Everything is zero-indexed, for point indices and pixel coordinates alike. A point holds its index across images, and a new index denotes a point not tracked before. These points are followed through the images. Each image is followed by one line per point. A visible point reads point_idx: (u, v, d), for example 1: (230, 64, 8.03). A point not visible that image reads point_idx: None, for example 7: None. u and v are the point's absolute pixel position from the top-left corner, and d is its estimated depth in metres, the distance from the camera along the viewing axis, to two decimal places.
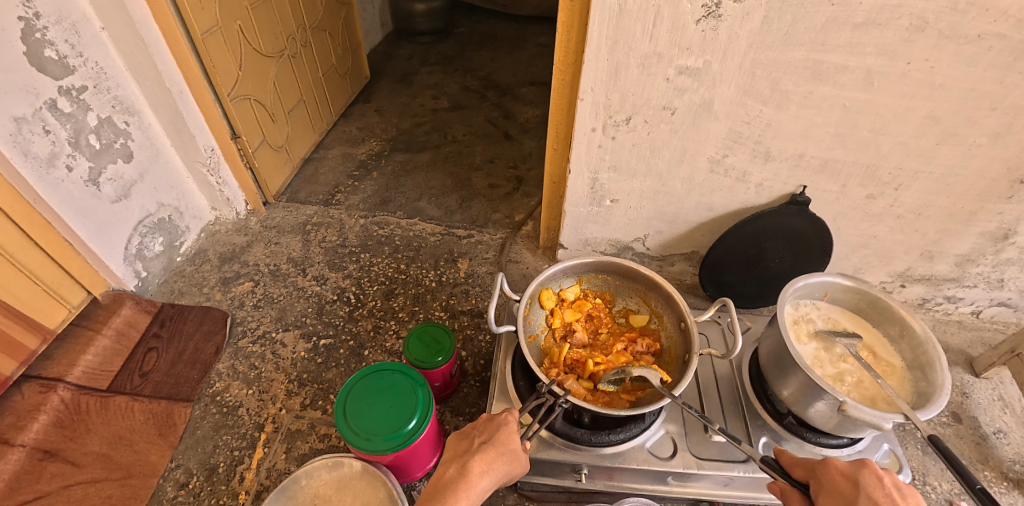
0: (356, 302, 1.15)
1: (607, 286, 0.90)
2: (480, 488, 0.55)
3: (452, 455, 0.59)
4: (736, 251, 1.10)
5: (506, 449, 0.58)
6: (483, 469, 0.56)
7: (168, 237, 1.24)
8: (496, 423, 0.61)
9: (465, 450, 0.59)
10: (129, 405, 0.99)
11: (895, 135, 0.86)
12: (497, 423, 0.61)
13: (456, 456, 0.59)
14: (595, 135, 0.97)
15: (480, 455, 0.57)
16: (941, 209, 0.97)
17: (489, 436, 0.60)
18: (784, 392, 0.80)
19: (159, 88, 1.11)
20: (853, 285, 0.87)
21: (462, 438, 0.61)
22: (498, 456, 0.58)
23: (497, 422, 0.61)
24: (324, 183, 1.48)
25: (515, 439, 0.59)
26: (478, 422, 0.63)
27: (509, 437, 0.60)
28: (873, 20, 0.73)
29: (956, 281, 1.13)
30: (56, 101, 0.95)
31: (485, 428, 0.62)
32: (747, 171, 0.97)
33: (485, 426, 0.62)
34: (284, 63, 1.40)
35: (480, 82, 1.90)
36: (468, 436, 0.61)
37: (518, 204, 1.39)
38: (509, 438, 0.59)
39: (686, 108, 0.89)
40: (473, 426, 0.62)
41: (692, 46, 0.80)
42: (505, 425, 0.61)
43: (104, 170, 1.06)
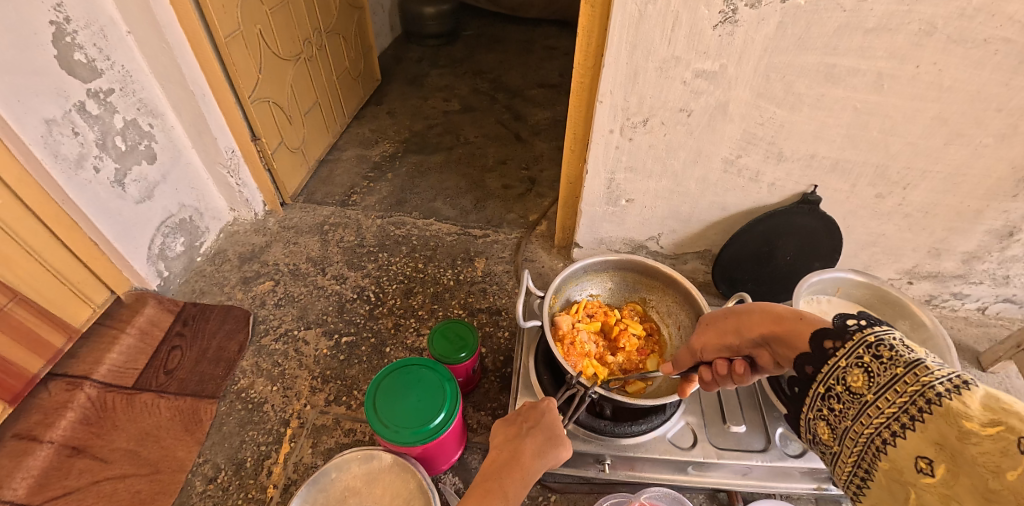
0: (376, 300, 1.17)
1: (629, 281, 0.91)
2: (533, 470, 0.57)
3: (503, 439, 0.60)
4: (749, 250, 1.13)
5: (555, 433, 0.60)
6: (535, 452, 0.58)
7: (189, 237, 1.26)
8: (541, 410, 0.63)
9: (515, 434, 0.61)
10: (156, 402, 1.01)
11: (905, 135, 0.89)
12: (542, 409, 0.63)
13: (506, 439, 0.60)
14: (613, 136, 0.99)
15: (531, 440, 0.59)
16: (949, 207, 1.00)
17: (536, 421, 0.62)
18: None
19: (182, 90, 1.13)
20: (865, 281, 0.90)
21: (509, 423, 0.63)
22: (546, 440, 0.59)
23: (541, 409, 0.63)
24: (339, 184, 1.50)
25: (561, 425, 0.61)
26: (522, 408, 0.65)
27: (555, 423, 0.62)
28: (884, 25, 0.75)
29: (962, 278, 1.16)
30: (84, 103, 0.97)
31: (530, 414, 0.63)
32: (760, 171, 1.00)
33: (529, 412, 0.64)
34: (300, 65, 1.42)
35: (490, 85, 1.93)
36: (515, 422, 0.63)
37: (532, 204, 1.42)
38: (556, 423, 0.61)
39: (702, 110, 0.91)
40: (518, 412, 0.64)
41: (709, 50, 0.83)
42: (550, 411, 0.63)
43: (128, 171, 1.08)
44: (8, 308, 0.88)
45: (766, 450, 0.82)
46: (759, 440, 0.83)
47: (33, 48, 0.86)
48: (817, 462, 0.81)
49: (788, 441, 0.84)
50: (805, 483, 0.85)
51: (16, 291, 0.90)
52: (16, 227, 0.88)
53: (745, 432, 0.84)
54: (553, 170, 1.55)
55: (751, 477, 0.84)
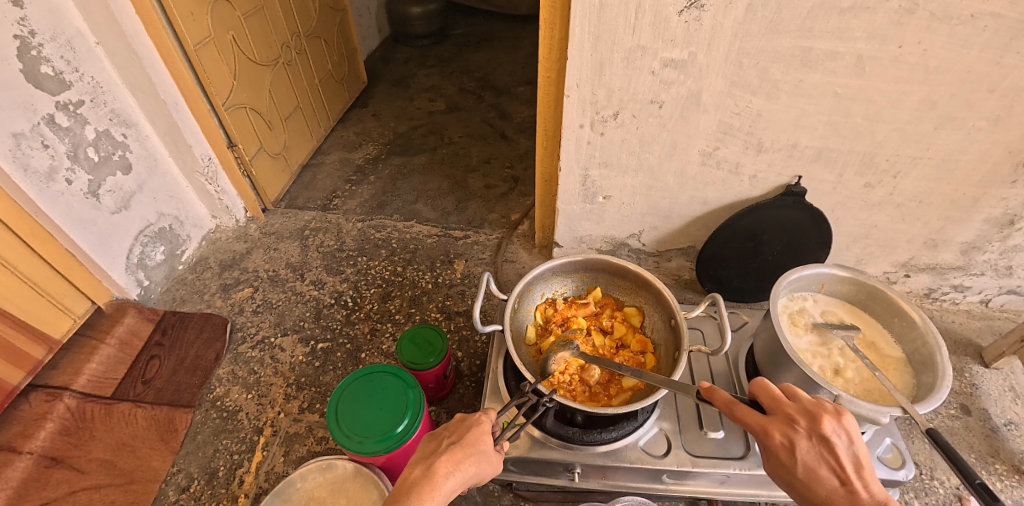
0: (353, 305, 1.16)
1: (593, 283, 0.87)
2: (446, 491, 0.54)
3: (420, 456, 0.58)
4: (733, 246, 1.08)
5: (475, 449, 0.58)
6: (450, 470, 0.55)
7: (169, 246, 1.26)
8: (468, 424, 0.61)
9: (433, 451, 0.58)
10: (133, 411, 1.01)
11: (892, 120, 0.84)
12: (468, 423, 0.61)
13: (422, 457, 0.58)
14: (584, 131, 0.95)
15: (447, 456, 0.56)
16: (942, 195, 0.95)
17: (459, 436, 0.59)
18: (782, 387, 0.78)
19: (155, 99, 1.13)
20: (850, 276, 0.83)
21: (432, 439, 0.61)
22: (465, 456, 0.57)
23: (469, 423, 0.61)
24: (322, 188, 1.49)
25: (486, 440, 0.59)
26: (450, 423, 0.63)
27: (479, 438, 0.59)
28: (860, 4, 0.71)
29: (961, 269, 1.11)
30: (54, 116, 0.97)
31: (456, 429, 0.61)
32: (739, 162, 0.95)
33: (456, 427, 0.61)
34: (279, 70, 1.42)
35: (477, 83, 1.90)
36: (438, 437, 0.61)
37: (515, 204, 1.39)
38: (480, 438, 0.59)
39: (673, 101, 0.87)
40: (445, 427, 0.62)
41: (676, 38, 0.79)
42: (476, 425, 0.60)
43: (103, 182, 1.08)
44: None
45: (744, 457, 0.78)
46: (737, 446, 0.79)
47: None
48: None
49: None
50: None
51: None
52: None
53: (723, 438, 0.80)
54: None
55: (730, 486, 0.79)
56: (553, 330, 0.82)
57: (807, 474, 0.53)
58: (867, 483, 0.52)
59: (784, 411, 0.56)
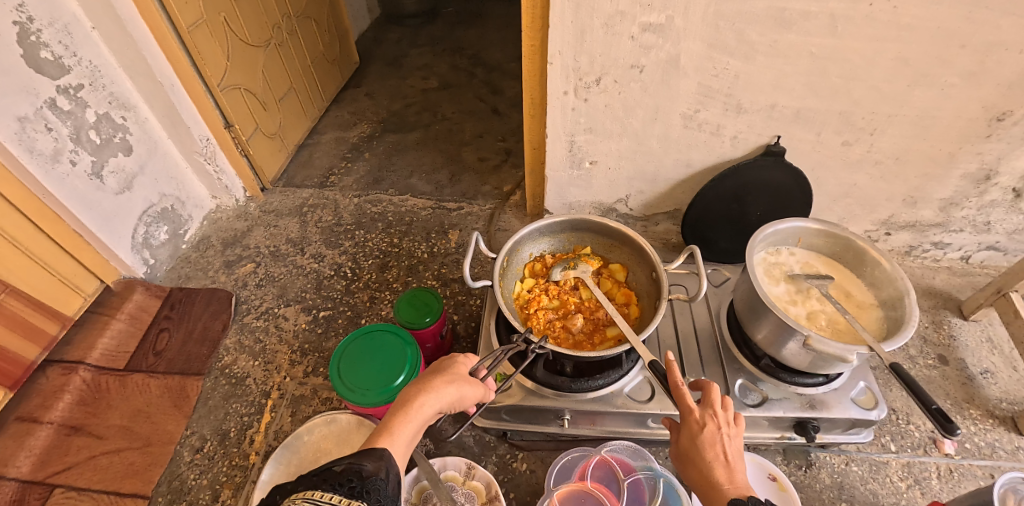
0: (352, 275, 1.20)
1: (579, 242, 0.91)
2: (424, 414, 0.58)
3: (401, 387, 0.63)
4: (718, 207, 1.10)
5: (451, 375, 0.63)
6: (425, 389, 0.60)
7: (172, 226, 1.30)
8: (443, 363, 0.66)
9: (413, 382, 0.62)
10: (145, 381, 1.06)
11: (867, 78, 0.87)
12: (443, 363, 0.66)
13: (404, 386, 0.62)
14: (568, 98, 0.98)
15: (424, 382, 0.61)
16: (919, 153, 0.98)
17: (433, 369, 0.65)
18: (759, 335, 0.82)
19: (152, 82, 1.16)
20: (825, 228, 0.86)
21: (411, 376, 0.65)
22: (441, 381, 0.62)
23: (444, 363, 0.66)
24: (319, 167, 1.52)
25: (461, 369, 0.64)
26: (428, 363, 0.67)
27: (454, 369, 0.65)
28: None
29: (941, 226, 1.14)
30: (55, 99, 1.01)
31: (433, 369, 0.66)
32: (721, 125, 0.97)
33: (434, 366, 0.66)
34: (271, 51, 1.44)
35: (468, 60, 1.92)
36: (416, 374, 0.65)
37: (507, 175, 1.41)
38: (456, 369, 0.64)
39: (654, 65, 0.90)
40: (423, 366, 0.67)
41: (653, 2, 0.81)
42: (451, 362, 0.66)
43: (106, 163, 1.12)
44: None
45: None
46: None
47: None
48: (774, 412, 0.82)
49: (747, 391, 0.85)
50: (768, 433, 0.87)
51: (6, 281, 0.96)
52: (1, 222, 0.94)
53: None
54: None
55: None
56: (542, 287, 0.86)
57: (706, 451, 0.58)
58: (740, 471, 0.57)
59: (714, 405, 0.60)
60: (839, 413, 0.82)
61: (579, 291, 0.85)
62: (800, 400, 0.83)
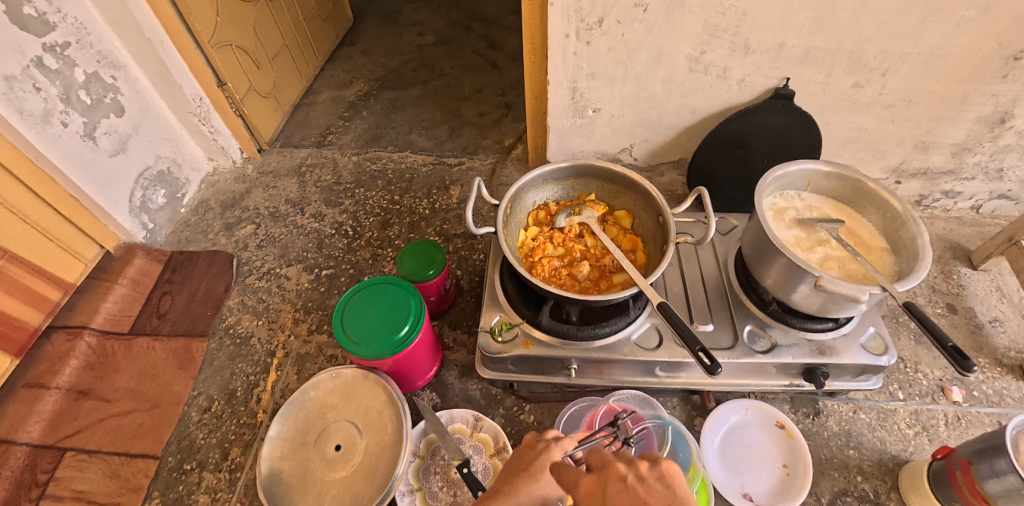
0: (353, 234, 1.16)
1: (583, 189, 0.88)
2: None
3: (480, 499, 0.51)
4: (722, 154, 1.07)
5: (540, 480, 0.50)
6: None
7: (170, 189, 1.27)
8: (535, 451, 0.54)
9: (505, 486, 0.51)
10: (151, 344, 1.06)
11: (878, 13, 0.82)
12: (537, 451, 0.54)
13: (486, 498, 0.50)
14: (569, 41, 0.93)
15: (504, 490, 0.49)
16: (931, 93, 0.94)
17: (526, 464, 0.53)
18: (768, 280, 0.81)
19: (140, 38, 1.12)
20: (836, 171, 0.83)
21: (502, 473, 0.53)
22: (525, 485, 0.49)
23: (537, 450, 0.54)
24: (315, 126, 1.44)
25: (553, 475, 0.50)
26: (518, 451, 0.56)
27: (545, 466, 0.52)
28: None
29: (953, 174, 1.11)
30: (42, 58, 0.97)
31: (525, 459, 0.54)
32: (727, 67, 0.93)
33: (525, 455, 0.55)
34: (263, 7, 1.39)
35: (466, 15, 1.78)
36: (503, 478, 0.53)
37: (508, 129, 1.35)
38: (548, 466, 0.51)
39: (658, 3, 0.84)
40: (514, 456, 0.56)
41: None
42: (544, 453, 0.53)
43: (98, 124, 1.09)
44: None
45: (732, 347, 0.81)
46: (726, 338, 0.83)
47: None
48: (784, 357, 0.80)
49: (755, 337, 0.83)
50: (776, 380, 0.86)
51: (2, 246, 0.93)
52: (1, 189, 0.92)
53: (713, 330, 0.84)
54: None
55: (720, 377, 0.84)
56: (546, 236, 0.84)
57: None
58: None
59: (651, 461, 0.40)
60: (849, 359, 0.80)
61: (584, 239, 0.83)
62: (808, 346, 0.81)
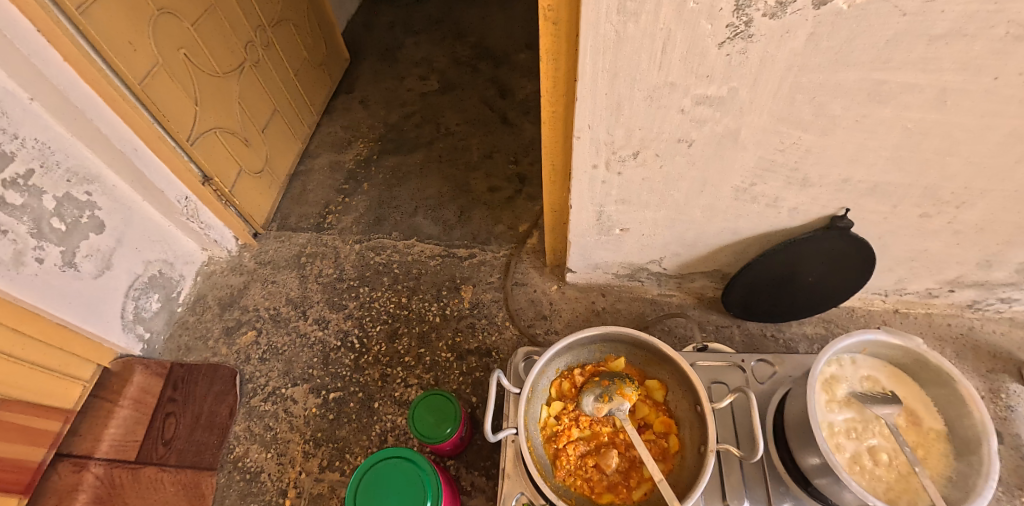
0: (361, 347, 1.08)
1: (612, 351, 0.81)
2: None
3: None
4: (764, 275, 0.93)
5: None
6: None
7: (164, 292, 1.21)
8: None
9: None
10: (159, 476, 1.02)
11: (967, 151, 0.67)
12: None
13: None
14: (598, 172, 0.79)
15: None
16: (1013, 222, 0.79)
17: None
18: (810, 463, 0.69)
19: (112, 150, 1.02)
20: (901, 343, 0.72)
21: None
22: None
23: None
24: (314, 202, 1.35)
25: None
26: None
27: None
28: (958, 30, 0.53)
29: (1013, 285, 0.95)
30: (5, 195, 0.88)
31: None
32: (779, 197, 0.79)
33: None
34: (247, 75, 1.26)
35: (472, 51, 1.64)
36: None
37: (522, 210, 1.22)
38: None
39: (706, 140, 0.71)
40: None
41: (712, 73, 0.61)
42: None
43: (77, 249, 1.02)
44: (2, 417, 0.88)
45: None
46: None
47: None
48: None
49: None
50: None
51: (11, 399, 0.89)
52: None
53: None
54: None
55: None
56: (571, 412, 0.76)
57: None
58: None
59: None
60: None
61: (613, 419, 0.75)
62: None
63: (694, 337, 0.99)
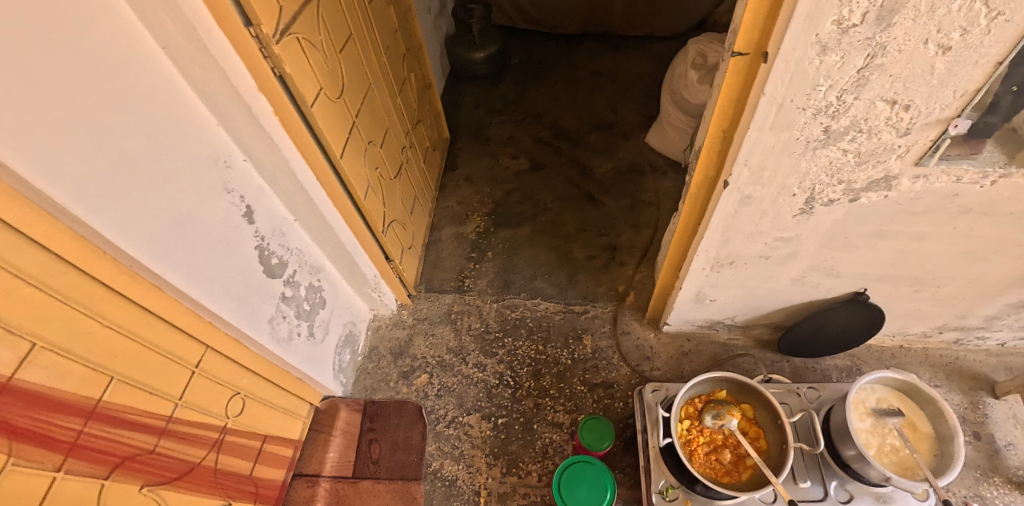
0: (514, 384, 1.50)
1: (716, 386, 1.24)
2: None
3: None
4: (807, 329, 1.37)
5: None
6: None
7: (352, 345, 1.59)
8: None
9: None
10: (376, 486, 1.41)
11: (938, 259, 1.11)
12: None
13: None
14: (704, 271, 1.20)
15: None
16: (975, 293, 1.22)
17: None
18: (848, 453, 1.14)
19: (339, 251, 1.39)
20: (901, 377, 1.17)
21: None
22: None
23: None
24: (449, 268, 1.72)
25: None
26: None
27: None
28: (930, 209, 0.97)
29: (984, 328, 1.39)
30: (284, 291, 1.27)
31: None
32: (820, 282, 1.22)
33: None
34: (405, 173, 1.59)
35: (550, 131, 1.99)
36: None
37: (618, 274, 1.62)
38: None
39: (778, 257, 1.13)
40: None
41: (787, 227, 1.04)
42: None
43: (314, 321, 1.40)
44: (263, 445, 1.26)
45: (824, 499, 1.19)
46: (819, 491, 1.20)
47: (254, 275, 1.16)
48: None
49: (838, 490, 1.20)
50: None
51: (262, 432, 1.25)
52: (262, 391, 1.24)
53: (810, 485, 1.20)
54: (630, 233, 1.70)
55: None
56: (697, 427, 1.18)
57: None
58: None
59: None
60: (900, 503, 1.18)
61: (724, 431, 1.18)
62: (874, 495, 1.19)
63: (760, 369, 1.44)
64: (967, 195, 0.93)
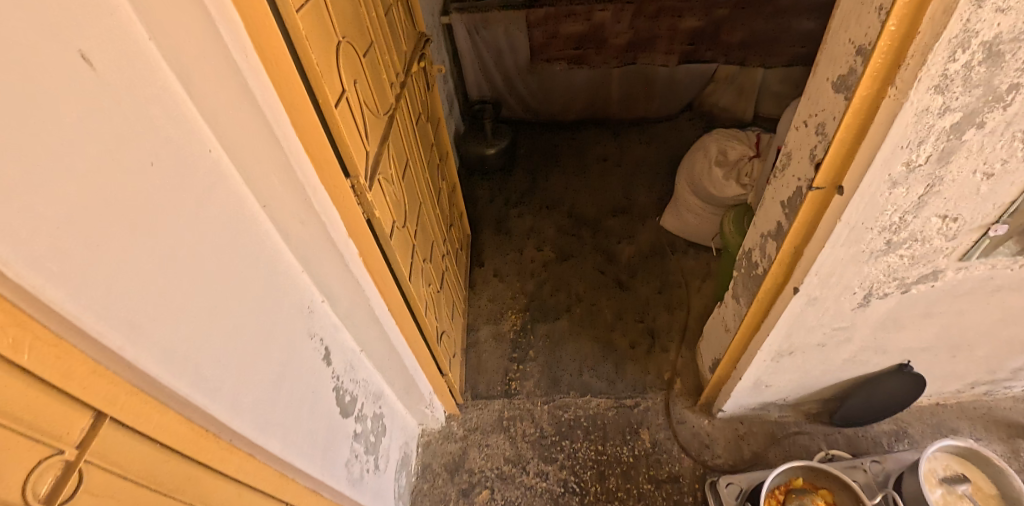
0: (581, 490, 1.44)
1: (792, 474, 1.25)
2: None
3: None
4: (858, 403, 1.43)
5: None
6: None
7: (406, 466, 1.47)
8: None
9: None
10: None
11: (972, 328, 1.22)
12: None
13: None
14: (766, 361, 1.25)
15: None
16: (1002, 352, 1.35)
17: None
18: None
19: (400, 373, 1.31)
20: (961, 443, 1.24)
21: None
22: None
23: None
24: (493, 371, 1.70)
25: None
26: None
27: None
28: (970, 292, 1.09)
29: (1010, 380, 1.50)
30: (355, 427, 1.16)
31: None
32: (870, 358, 1.30)
33: None
34: (447, 281, 1.60)
35: (570, 220, 2.05)
36: None
37: (662, 360, 1.65)
38: None
39: (835, 343, 1.20)
40: None
41: (845, 318, 1.11)
42: None
43: (377, 452, 1.28)
44: None
45: None
46: None
47: (332, 419, 1.05)
48: None
49: None
50: None
51: None
52: None
53: None
54: (666, 317, 1.74)
55: None
56: None
57: None
58: None
59: None
60: None
61: None
62: None
63: (818, 445, 1.48)
64: (1002, 276, 1.05)
